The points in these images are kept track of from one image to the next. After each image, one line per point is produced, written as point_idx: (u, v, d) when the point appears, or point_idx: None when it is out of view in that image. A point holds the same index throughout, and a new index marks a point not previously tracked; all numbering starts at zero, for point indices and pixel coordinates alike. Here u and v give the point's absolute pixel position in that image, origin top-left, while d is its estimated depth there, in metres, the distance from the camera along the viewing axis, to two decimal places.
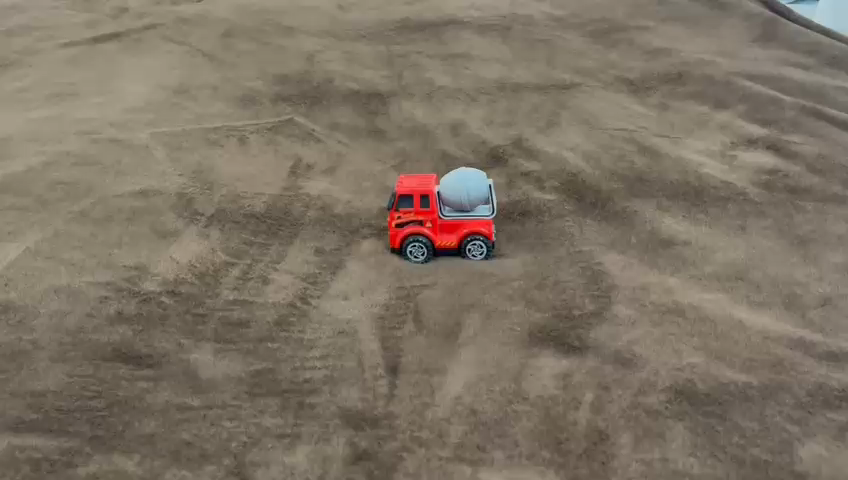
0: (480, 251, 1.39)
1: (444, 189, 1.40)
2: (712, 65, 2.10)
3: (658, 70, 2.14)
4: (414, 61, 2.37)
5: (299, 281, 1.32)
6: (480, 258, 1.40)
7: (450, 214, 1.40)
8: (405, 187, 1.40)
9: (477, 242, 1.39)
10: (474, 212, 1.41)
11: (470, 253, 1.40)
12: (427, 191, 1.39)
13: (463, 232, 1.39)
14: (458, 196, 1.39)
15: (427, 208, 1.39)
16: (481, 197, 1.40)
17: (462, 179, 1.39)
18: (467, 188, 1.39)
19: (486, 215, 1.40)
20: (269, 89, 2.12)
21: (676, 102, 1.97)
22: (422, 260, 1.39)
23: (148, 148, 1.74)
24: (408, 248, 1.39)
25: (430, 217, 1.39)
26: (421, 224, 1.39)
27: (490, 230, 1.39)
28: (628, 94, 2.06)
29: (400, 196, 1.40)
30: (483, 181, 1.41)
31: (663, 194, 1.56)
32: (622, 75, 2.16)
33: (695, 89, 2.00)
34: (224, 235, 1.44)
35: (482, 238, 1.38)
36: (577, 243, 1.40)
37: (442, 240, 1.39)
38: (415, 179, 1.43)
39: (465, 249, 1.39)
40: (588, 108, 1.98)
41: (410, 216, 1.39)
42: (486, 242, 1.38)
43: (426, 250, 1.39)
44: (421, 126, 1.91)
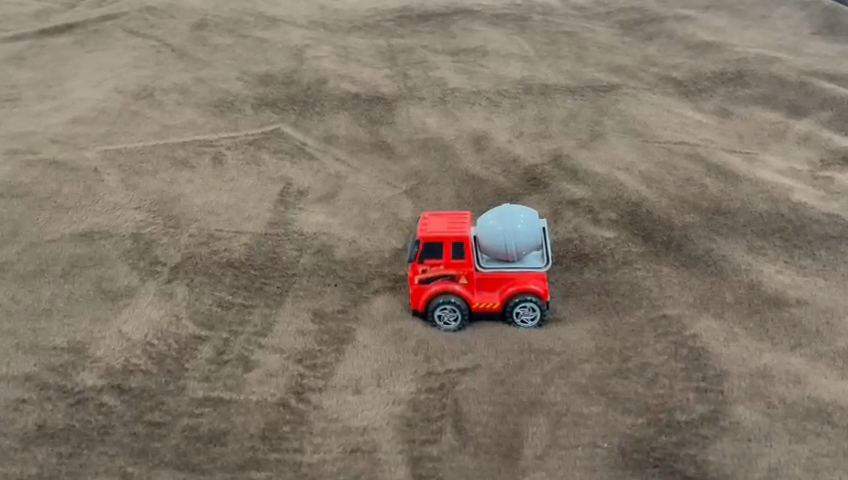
0: (532, 315, 1.06)
1: (483, 233, 1.05)
2: (778, 62, 1.77)
3: (713, 67, 1.81)
4: (420, 57, 2.02)
5: (292, 363, 0.98)
6: (531, 325, 1.06)
7: (491, 265, 1.06)
8: (430, 230, 1.06)
9: (528, 304, 1.05)
10: (524, 264, 1.07)
11: (518, 318, 1.06)
12: (461, 237, 1.05)
13: (509, 290, 1.05)
14: (502, 242, 1.04)
15: (461, 260, 1.05)
16: (534, 243, 1.05)
17: (507, 219, 1.05)
18: (514, 233, 1.04)
19: (538, 266, 1.06)
20: (249, 92, 1.77)
21: (741, 107, 1.65)
22: (455, 327, 1.06)
23: (98, 172, 1.38)
24: (437, 310, 1.05)
25: (464, 271, 1.05)
26: (452, 279, 1.06)
27: (544, 286, 1.06)
28: (679, 96, 1.73)
29: (425, 242, 1.06)
30: (536, 222, 1.06)
31: (752, 230, 1.23)
32: (668, 73, 1.83)
33: (762, 92, 1.68)
34: (191, 294, 1.10)
35: (534, 298, 1.05)
36: (658, 304, 1.07)
37: (481, 300, 1.06)
38: (442, 218, 1.09)
39: (511, 312, 1.06)
40: (636, 115, 1.65)
41: (437, 269, 1.06)
42: (540, 304, 1.05)
43: (459, 314, 1.05)
44: (436, 138, 1.57)
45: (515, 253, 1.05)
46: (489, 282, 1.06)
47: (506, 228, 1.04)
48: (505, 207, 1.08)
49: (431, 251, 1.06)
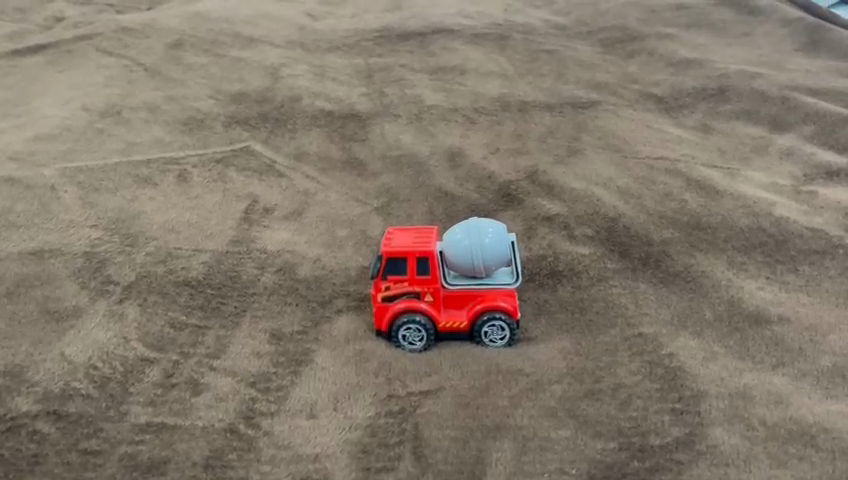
0: (501, 334, 1.00)
1: (449, 247, 1.00)
2: (760, 77, 1.74)
3: (693, 83, 1.78)
4: (398, 75, 1.99)
5: (245, 386, 0.92)
6: (500, 344, 1.01)
7: (458, 282, 1.01)
8: (393, 245, 1.01)
9: (496, 322, 1.00)
10: (492, 280, 1.02)
11: (487, 337, 1.01)
12: (426, 252, 1.00)
13: (477, 308, 1.00)
14: (469, 257, 1.00)
15: (426, 276, 1.00)
16: (502, 259, 1.00)
17: (474, 234, 1.00)
18: (481, 247, 0.99)
19: (507, 282, 1.01)
20: (221, 110, 1.72)
21: (722, 123, 1.61)
22: (420, 348, 1.00)
23: (55, 190, 1.34)
24: (401, 330, 1.00)
25: (429, 288, 1.00)
26: (417, 297, 1.01)
27: (513, 304, 1.01)
28: (659, 113, 1.70)
29: (388, 258, 1.01)
30: (504, 236, 1.01)
31: (733, 246, 1.19)
32: (648, 90, 1.80)
33: (743, 107, 1.65)
34: (143, 316, 1.04)
35: (503, 315, 1.00)
36: (634, 322, 1.01)
37: (448, 319, 1.01)
38: (407, 232, 1.04)
39: (479, 331, 1.00)
40: (615, 131, 1.61)
41: (401, 286, 1.01)
42: (509, 323, 1.00)
43: (425, 334, 1.00)
44: (410, 155, 1.53)
45: (482, 268, 1.00)
46: (455, 299, 1.01)
47: (473, 242, 0.99)
48: (472, 221, 1.03)
49: (394, 267, 1.01)
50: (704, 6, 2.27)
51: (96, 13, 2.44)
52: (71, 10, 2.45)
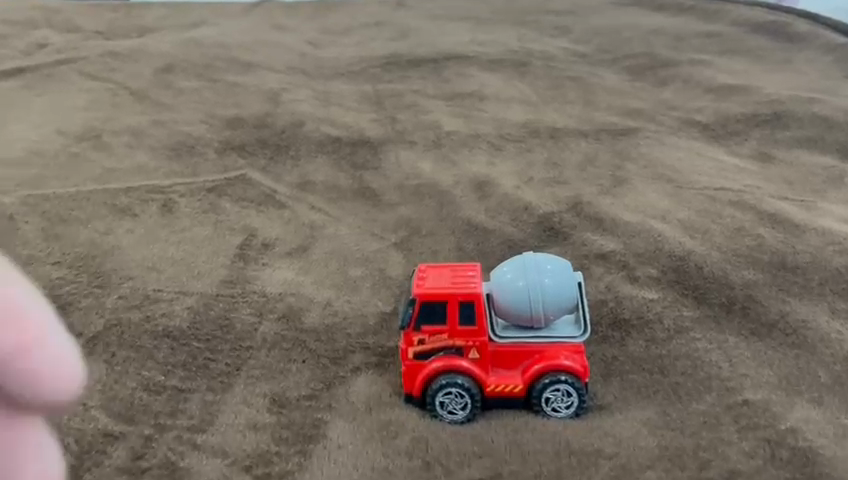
0: (567, 401, 0.79)
1: (498, 290, 0.79)
2: (818, 102, 1.56)
3: (742, 109, 1.59)
4: (410, 100, 1.80)
5: (237, 472, 0.72)
6: (566, 414, 0.79)
7: (511, 334, 0.80)
8: (428, 286, 0.80)
9: (562, 386, 0.78)
10: (554, 332, 0.80)
11: (548, 405, 0.79)
12: (470, 296, 0.79)
13: (536, 367, 0.79)
14: (524, 302, 0.78)
15: (470, 326, 0.79)
16: (567, 304, 0.79)
17: (528, 274, 0.79)
18: (539, 291, 0.78)
19: (573, 334, 0.80)
20: (214, 135, 1.52)
21: (783, 151, 1.43)
22: (463, 417, 0.79)
23: (17, 222, 1.13)
24: (438, 396, 0.79)
25: (474, 341, 0.79)
26: (458, 352, 0.80)
27: (581, 363, 0.80)
28: (708, 140, 1.51)
29: (422, 303, 0.79)
30: (568, 274, 0.80)
31: (831, 290, 0.99)
32: (691, 116, 1.61)
33: (805, 134, 1.47)
34: (110, 376, 0.84)
35: (570, 377, 0.78)
36: (733, 386, 0.80)
37: (497, 381, 0.80)
38: (444, 269, 0.83)
39: (539, 397, 0.79)
40: (662, 159, 1.42)
41: (438, 339, 0.80)
42: (577, 387, 0.78)
43: (468, 401, 0.79)
44: (430, 184, 1.33)
45: (542, 317, 0.78)
46: (508, 355, 0.80)
47: (528, 285, 0.78)
48: (525, 257, 0.82)
49: (430, 313, 0.80)
50: (736, 34, 2.11)
51: (83, 39, 2.26)
52: (56, 36, 2.28)
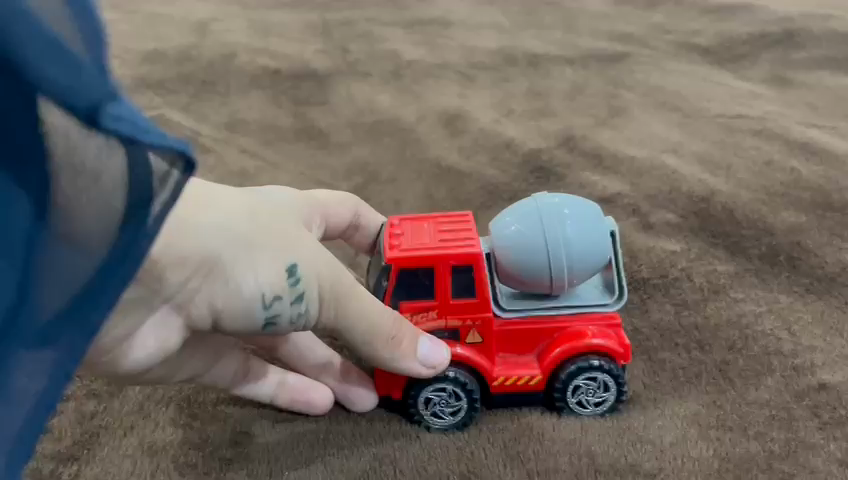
0: (600, 397, 0.61)
1: (502, 251, 0.60)
2: (834, 17, 1.35)
3: (747, 29, 1.38)
4: (364, 29, 1.54)
5: None
6: (597, 411, 0.61)
7: (522, 308, 0.62)
8: (406, 246, 0.61)
9: (593, 374, 0.60)
10: (582, 304, 0.62)
11: (575, 398, 0.61)
12: (466, 259, 0.60)
13: (555, 351, 0.61)
14: (542, 264, 0.58)
15: (470, 298, 0.61)
16: (594, 264, 0.59)
17: (544, 224, 0.59)
18: (561, 246, 0.58)
19: (604, 301, 0.62)
20: (126, 71, 1.26)
21: (801, 73, 1.22)
22: (454, 421, 0.61)
23: None
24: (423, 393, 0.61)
25: (474, 317, 0.61)
26: (454, 336, 0.62)
27: (622, 341, 0.61)
28: (712, 66, 1.30)
29: (398, 270, 0.60)
30: (591, 221, 0.60)
31: None
32: (689, 39, 1.39)
33: (824, 55, 1.26)
34: None
35: (605, 359, 0.60)
36: (801, 364, 0.62)
37: (506, 372, 0.61)
38: (423, 221, 0.64)
39: (561, 389, 0.60)
40: (664, 85, 1.20)
41: (426, 317, 0.62)
42: (614, 375, 0.60)
43: (461, 398, 0.60)
44: (390, 120, 1.10)
45: (566, 282, 0.59)
46: (518, 336, 0.62)
47: (548, 239, 0.58)
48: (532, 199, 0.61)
49: (411, 285, 0.61)
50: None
51: None
52: None
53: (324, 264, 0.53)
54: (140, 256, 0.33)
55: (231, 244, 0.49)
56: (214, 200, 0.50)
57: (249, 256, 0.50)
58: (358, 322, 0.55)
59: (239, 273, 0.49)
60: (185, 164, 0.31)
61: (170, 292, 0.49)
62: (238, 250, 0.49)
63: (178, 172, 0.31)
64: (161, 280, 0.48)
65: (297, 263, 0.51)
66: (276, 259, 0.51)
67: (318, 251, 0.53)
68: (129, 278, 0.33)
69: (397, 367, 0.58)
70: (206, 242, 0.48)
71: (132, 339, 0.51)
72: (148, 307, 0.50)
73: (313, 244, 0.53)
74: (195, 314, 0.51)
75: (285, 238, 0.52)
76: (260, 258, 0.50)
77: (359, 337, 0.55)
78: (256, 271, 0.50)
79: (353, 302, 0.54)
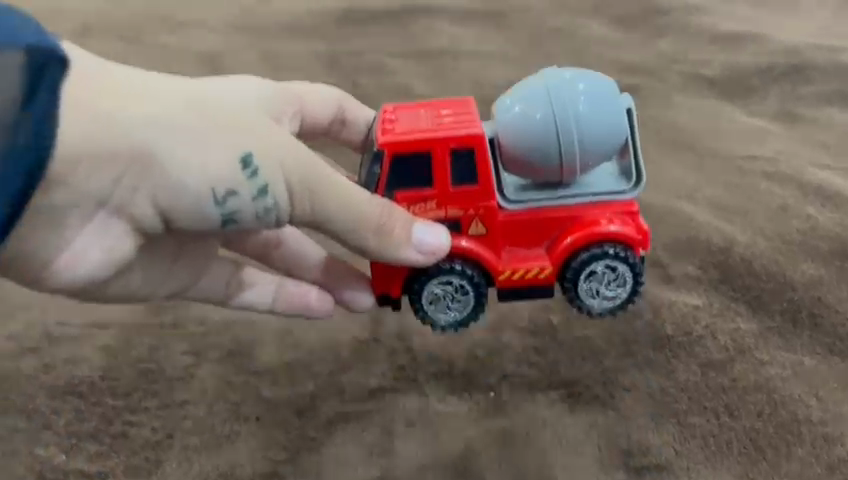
0: (613, 290, 0.72)
1: (507, 139, 0.67)
2: (841, 49, 1.36)
3: (754, 61, 1.39)
4: (371, 61, 1.54)
5: None
6: (609, 302, 0.72)
7: (526, 197, 0.70)
8: (400, 133, 0.69)
9: (614, 266, 0.71)
10: (585, 184, 0.70)
11: (595, 273, 0.71)
12: (466, 140, 0.68)
13: (567, 240, 0.70)
14: (551, 148, 0.66)
15: (471, 183, 0.69)
16: (605, 147, 0.67)
17: (555, 119, 0.65)
18: (572, 126, 0.65)
19: (621, 188, 0.70)
20: None
21: (809, 109, 1.23)
22: (453, 319, 0.73)
23: None
24: (433, 286, 0.71)
25: (478, 204, 0.69)
26: (457, 227, 0.70)
27: (626, 223, 0.70)
28: (721, 100, 1.30)
29: (392, 154, 0.68)
30: (599, 91, 0.67)
31: None
32: (697, 70, 1.39)
33: (831, 90, 1.27)
34: None
35: (621, 250, 0.70)
36: (833, 436, 0.66)
37: (514, 266, 0.71)
38: (418, 112, 0.72)
39: (570, 276, 0.71)
40: (676, 121, 1.20)
41: (427, 208, 0.70)
42: (627, 258, 0.70)
43: (471, 291, 0.71)
44: None
45: (575, 163, 0.67)
46: (523, 238, 0.71)
47: (557, 114, 0.65)
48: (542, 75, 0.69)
49: (414, 179, 0.70)
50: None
51: None
52: None
53: (276, 154, 0.59)
54: (52, 91, 0.49)
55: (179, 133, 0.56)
56: (153, 88, 0.58)
57: (199, 142, 0.57)
58: (331, 208, 0.62)
59: (198, 170, 0.57)
60: (55, 59, 0.49)
61: (107, 190, 0.57)
62: (185, 141, 0.57)
63: (54, 61, 0.49)
64: (91, 182, 0.56)
65: (250, 151, 0.58)
66: (227, 149, 0.58)
67: (269, 129, 0.60)
68: (43, 152, 0.49)
69: (398, 255, 0.65)
70: (150, 126, 0.56)
71: (72, 248, 0.60)
72: (91, 211, 0.58)
73: (265, 130, 0.60)
74: (141, 213, 0.59)
75: (232, 119, 0.59)
76: (209, 155, 0.57)
77: (334, 224, 0.63)
78: (207, 153, 0.57)
79: (322, 198, 0.61)
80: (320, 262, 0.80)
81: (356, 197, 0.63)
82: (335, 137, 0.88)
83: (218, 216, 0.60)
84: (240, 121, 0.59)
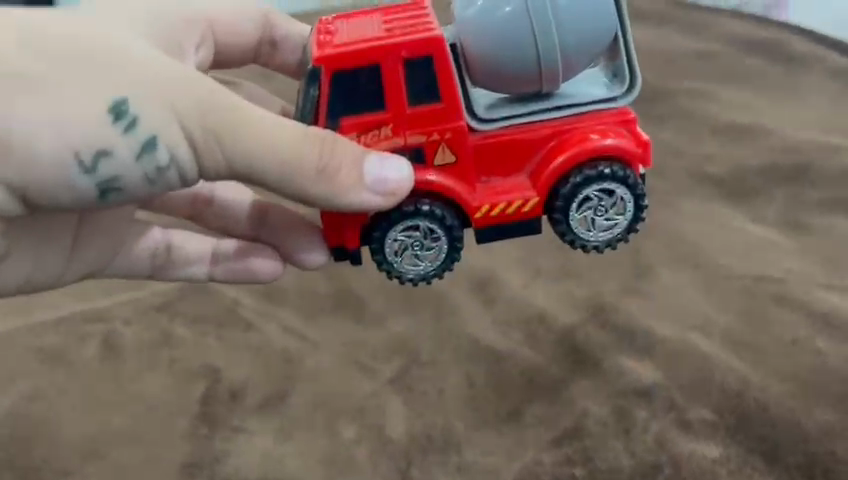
0: (612, 218, 0.72)
1: (478, 47, 0.68)
2: (841, 150, 1.41)
3: (758, 159, 1.43)
4: None
5: None
6: (607, 230, 0.72)
7: (494, 116, 0.71)
8: (350, 48, 0.70)
9: (608, 188, 0.71)
10: (565, 94, 0.72)
11: (592, 207, 0.71)
12: (420, 45, 0.69)
13: (559, 160, 0.70)
14: (526, 57, 0.67)
15: (432, 99, 0.70)
16: (587, 46, 0.68)
17: (533, 17, 0.66)
18: (552, 30, 0.66)
19: (613, 94, 0.71)
20: None
21: (814, 218, 1.28)
22: (424, 269, 0.73)
23: None
24: (396, 233, 0.72)
25: (444, 126, 0.71)
26: (425, 151, 0.72)
27: (616, 137, 0.71)
28: (726, 202, 1.34)
29: (332, 72, 0.70)
30: None
31: None
32: (701, 167, 1.43)
33: (835, 195, 1.31)
34: None
35: (618, 169, 0.71)
36: None
37: (494, 199, 0.72)
38: (369, 24, 0.73)
39: (561, 206, 0.71)
40: (684, 231, 1.24)
41: (384, 134, 0.72)
42: (622, 174, 0.71)
43: (442, 236, 0.73)
44: None
45: (553, 70, 0.68)
46: (496, 157, 0.72)
47: (536, 27, 0.66)
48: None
49: (367, 96, 0.71)
50: (738, 34, 1.87)
51: None
52: None
53: (152, 108, 0.64)
54: None
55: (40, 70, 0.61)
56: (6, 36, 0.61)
57: (70, 101, 0.62)
58: (233, 139, 0.65)
59: (66, 133, 0.63)
60: None
61: None
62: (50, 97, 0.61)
63: None
64: None
65: (125, 98, 0.63)
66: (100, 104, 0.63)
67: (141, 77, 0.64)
68: None
69: (350, 195, 0.68)
70: (17, 51, 0.61)
71: None
72: None
73: (139, 73, 0.64)
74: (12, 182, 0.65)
75: (98, 60, 0.63)
76: (87, 111, 0.63)
77: (263, 169, 0.66)
78: (76, 117, 0.62)
79: (229, 137, 0.65)
80: (249, 211, 0.96)
81: (285, 139, 0.66)
82: (259, 61, 1.00)
83: (98, 183, 0.66)
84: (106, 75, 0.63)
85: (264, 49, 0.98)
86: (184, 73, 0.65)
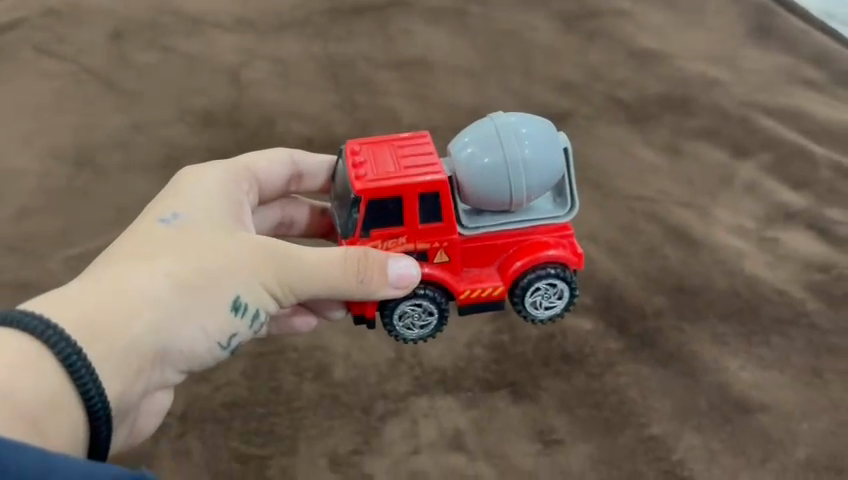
0: (551, 302, 1.13)
1: (471, 184, 1.00)
2: (718, 84, 1.84)
3: (657, 88, 1.85)
4: (362, 72, 1.89)
5: None
6: (546, 304, 1.13)
7: (477, 226, 1.06)
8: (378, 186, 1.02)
9: (551, 282, 1.10)
10: (528, 212, 1.07)
11: (538, 293, 1.11)
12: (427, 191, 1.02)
13: (519, 264, 1.08)
14: (503, 194, 1.00)
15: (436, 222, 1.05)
16: (543, 187, 1.02)
17: (509, 171, 0.99)
18: (522, 178, 0.99)
19: (559, 214, 1.07)
20: (197, 141, 1.75)
21: (689, 144, 1.72)
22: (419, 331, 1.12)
23: None
24: (406, 305, 1.10)
25: (444, 239, 1.07)
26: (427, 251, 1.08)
27: (557, 249, 1.09)
28: (629, 125, 1.77)
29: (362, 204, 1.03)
30: (541, 140, 1.00)
31: (715, 314, 1.39)
32: (615, 93, 1.84)
33: (706, 125, 1.76)
34: (206, 454, 1.25)
35: (560, 270, 1.10)
36: (645, 421, 1.25)
37: (474, 285, 1.09)
38: (387, 160, 1.04)
39: (519, 293, 1.11)
40: (592, 158, 1.70)
41: (401, 241, 1.07)
42: (559, 275, 1.10)
43: (434, 313, 1.11)
44: None
45: (518, 201, 1.02)
46: (478, 256, 1.10)
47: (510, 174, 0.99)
48: (495, 120, 1.02)
49: (391, 218, 1.05)
50: None
51: None
52: None
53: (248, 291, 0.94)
54: None
55: (188, 305, 0.91)
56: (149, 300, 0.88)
57: (205, 311, 0.92)
58: (310, 291, 0.96)
59: (210, 332, 0.93)
60: None
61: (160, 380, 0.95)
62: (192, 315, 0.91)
63: None
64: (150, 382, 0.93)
65: (239, 294, 0.94)
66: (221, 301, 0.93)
67: (235, 273, 0.93)
68: None
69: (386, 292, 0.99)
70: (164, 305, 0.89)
71: None
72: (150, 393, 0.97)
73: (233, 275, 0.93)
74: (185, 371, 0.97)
75: (203, 278, 0.91)
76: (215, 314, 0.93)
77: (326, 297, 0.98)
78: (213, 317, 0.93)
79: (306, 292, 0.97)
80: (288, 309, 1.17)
81: (333, 280, 0.96)
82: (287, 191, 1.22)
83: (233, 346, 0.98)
84: (217, 281, 0.92)
85: (293, 182, 1.21)
86: (252, 254, 0.95)
